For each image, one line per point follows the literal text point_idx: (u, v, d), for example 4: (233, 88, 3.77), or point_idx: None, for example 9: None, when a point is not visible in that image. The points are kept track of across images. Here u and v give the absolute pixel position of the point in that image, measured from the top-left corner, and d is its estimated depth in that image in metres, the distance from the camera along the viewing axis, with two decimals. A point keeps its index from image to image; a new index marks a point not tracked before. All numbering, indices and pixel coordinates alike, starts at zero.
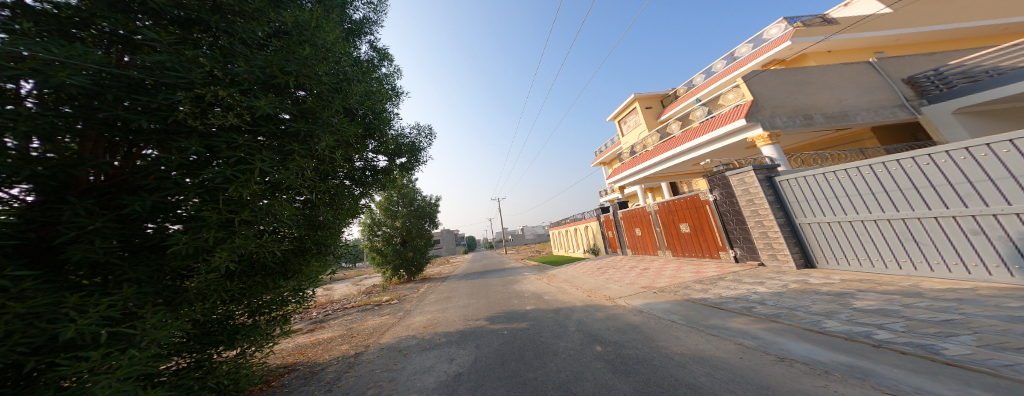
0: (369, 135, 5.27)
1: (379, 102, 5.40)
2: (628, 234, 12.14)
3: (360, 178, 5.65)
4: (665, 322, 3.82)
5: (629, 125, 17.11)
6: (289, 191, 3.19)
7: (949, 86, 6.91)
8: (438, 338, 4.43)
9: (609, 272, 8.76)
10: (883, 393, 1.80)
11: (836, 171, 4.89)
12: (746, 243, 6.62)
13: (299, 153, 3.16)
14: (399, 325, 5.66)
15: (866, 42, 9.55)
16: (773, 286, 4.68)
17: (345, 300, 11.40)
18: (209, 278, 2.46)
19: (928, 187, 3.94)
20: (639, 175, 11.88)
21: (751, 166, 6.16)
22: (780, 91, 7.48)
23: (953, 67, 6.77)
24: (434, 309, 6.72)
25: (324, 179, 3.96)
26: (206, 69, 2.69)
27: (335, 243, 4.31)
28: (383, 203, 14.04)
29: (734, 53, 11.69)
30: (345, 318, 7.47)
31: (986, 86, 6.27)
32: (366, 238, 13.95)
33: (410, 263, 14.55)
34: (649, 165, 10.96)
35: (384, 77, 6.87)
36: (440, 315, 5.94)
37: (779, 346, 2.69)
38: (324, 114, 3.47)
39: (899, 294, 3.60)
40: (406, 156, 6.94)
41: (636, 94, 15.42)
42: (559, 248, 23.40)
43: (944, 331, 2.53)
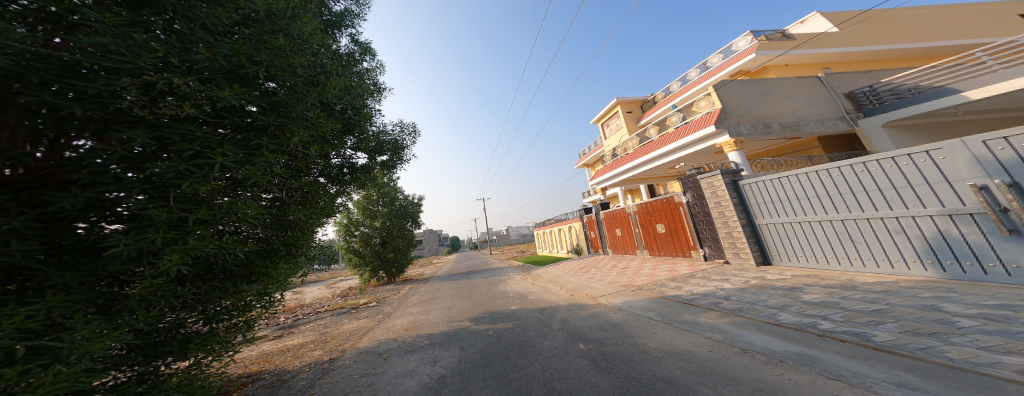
0: (348, 130, 5.05)
1: (360, 97, 5.20)
2: (609, 234, 12.55)
3: (337, 176, 5.40)
4: (643, 319, 4.01)
5: (611, 129, 17.69)
6: (255, 188, 2.99)
7: (881, 102, 7.84)
8: (420, 340, 4.34)
9: (589, 272, 9.01)
10: (828, 379, 2.02)
11: (789, 176, 5.38)
12: (714, 242, 7.09)
13: (269, 148, 2.97)
14: (379, 328, 5.48)
15: (817, 59, 10.54)
16: (736, 282, 5.06)
17: (317, 303, 10.84)
18: (156, 282, 2.18)
19: (862, 192, 4.45)
20: (620, 177, 12.31)
21: (717, 171, 6.61)
22: (745, 101, 8.07)
23: (885, 85, 7.70)
24: (414, 312, 6.56)
25: (297, 176, 3.75)
26: (160, 55, 2.45)
27: (308, 244, 4.10)
28: (361, 202, 13.49)
29: (707, 63, 12.48)
30: (318, 322, 7.11)
31: (909, 103, 7.18)
32: (341, 239, 13.34)
33: (389, 264, 14.09)
34: (628, 167, 11.40)
35: (366, 72, 6.62)
36: (422, 317, 5.81)
37: (742, 339, 2.92)
38: (298, 108, 3.30)
39: (839, 288, 4.04)
40: (388, 154, 6.74)
41: (617, 98, 15.99)
42: (542, 247, 23.70)
43: (875, 320, 2.88)
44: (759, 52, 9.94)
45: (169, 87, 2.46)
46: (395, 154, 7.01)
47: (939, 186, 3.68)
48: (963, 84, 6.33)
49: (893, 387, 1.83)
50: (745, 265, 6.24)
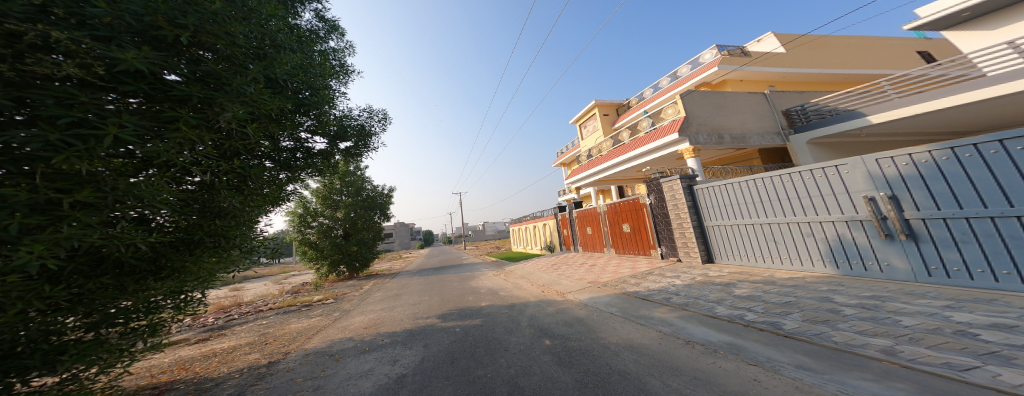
0: (300, 110, 4.67)
1: (320, 77, 4.89)
2: (579, 232, 13.00)
3: (288, 161, 5.00)
4: (606, 314, 4.21)
5: (588, 130, 18.26)
6: (169, 170, 2.70)
7: (807, 121, 8.95)
8: (380, 339, 4.21)
9: (556, 269, 9.28)
10: (749, 365, 2.30)
11: (732, 183, 5.96)
12: (670, 241, 7.62)
13: (187, 122, 2.68)
14: (333, 327, 5.21)
15: (767, 76, 11.67)
16: (686, 278, 5.49)
17: (262, 301, 10.04)
18: (8, 282, 1.77)
19: (786, 199, 5.04)
20: (593, 178, 12.76)
21: (676, 176, 7.10)
22: (703, 111, 8.70)
23: (813, 106, 8.83)
24: (375, 309, 6.34)
25: (232, 158, 3.39)
26: (37, 4, 2.15)
27: (245, 236, 3.70)
28: (322, 191, 12.64)
29: (675, 73, 13.30)
30: (258, 323, 6.57)
31: (828, 123, 8.29)
32: (295, 230, 12.41)
33: (352, 258, 13.40)
34: (602, 168, 11.82)
35: (331, 52, 6.22)
36: (385, 315, 5.64)
37: (686, 331, 3.20)
38: (235, 81, 3.00)
39: (761, 282, 4.58)
40: (352, 141, 6.38)
41: (596, 100, 16.53)
42: (518, 244, 23.90)
43: (789, 310, 3.30)
44: (720, 67, 10.77)
45: (45, 41, 2.13)
46: (362, 142, 6.65)
47: (842, 196, 4.28)
48: (869, 108, 7.39)
49: (797, 369, 2.12)
50: (694, 263, 6.81)
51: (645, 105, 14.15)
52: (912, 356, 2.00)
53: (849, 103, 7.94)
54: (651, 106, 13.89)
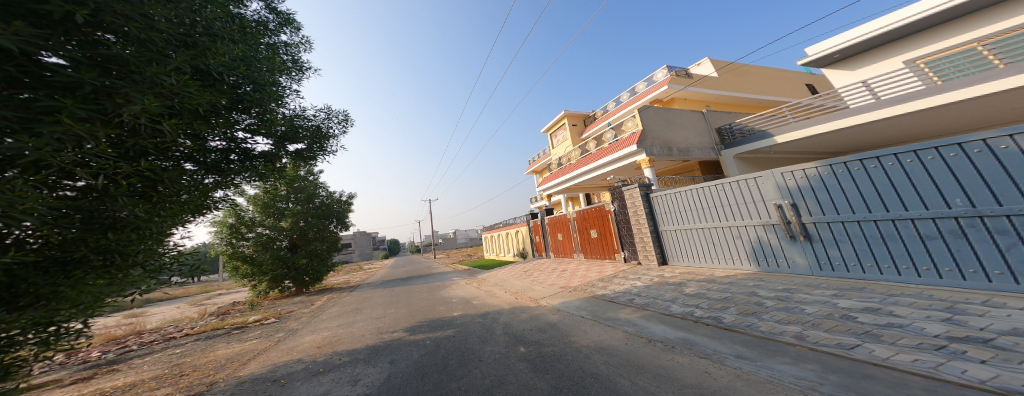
0: (234, 107, 4.23)
1: (265, 70, 4.55)
2: (550, 238, 13.22)
3: (221, 166, 4.49)
4: (576, 318, 4.33)
5: (558, 140, 18.82)
6: (39, 169, 2.17)
7: (733, 138, 10.17)
8: (338, 358, 3.93)
9: (524, 276, 9.34)
10: (700, 357, 2.55)
11: (676, 192, 6.75)
12: (631, 246, 8.07)
13: (74, 114, 2.25)
14: (276, 349, 4.77)
15: (707, 97, 12.97)
16: (645, 280, 5.83)
17: (175, 327, 8.63)
18: None
19: (719, 206, 5.94)
20: (563, 186, 13.14)
21: (635, 185, 7.58)
22: (655, 126, 9.39)
23: (737, 125, 10.14)
24: (329, 326, 5.91)
25: (135, 159, 2.82)
26: None
27: (151, 254, 3.05)
28: (263, 198, 11.48)
29: (633, 88, 14.29)
30: (168, 353, 5.65)
31: (749, 140, 9.56)
32: (223, 243, 10.79)
33: (298, 272, 12.29)
34: (570, 177, 12.26)
35: (282, 46, 5.83)
36: (343, 332, 5.28)
37: (648, 330, 3.40)
38: (149, 70, 2.58)
39: (704, 281, 5.03)
40: (305, 142, 6.00)
41: (565, 111, 17.22)
42: (490, 252, 23.75)
43: (734, 307, 3.71)
44: (671, 86, 11.79)
45: None
46: (319, 145, 6.31)
47: (762, 204, 5.25)
48: (777, 130, 8.88)
49: (740, 360, 2.43)
50: (651, 265, 7.29)
51: (608, 117, 15.03)
52: (817, 340, 2.58)
53: (761, 124, 9.56)
54: (613, 118, 14.78)
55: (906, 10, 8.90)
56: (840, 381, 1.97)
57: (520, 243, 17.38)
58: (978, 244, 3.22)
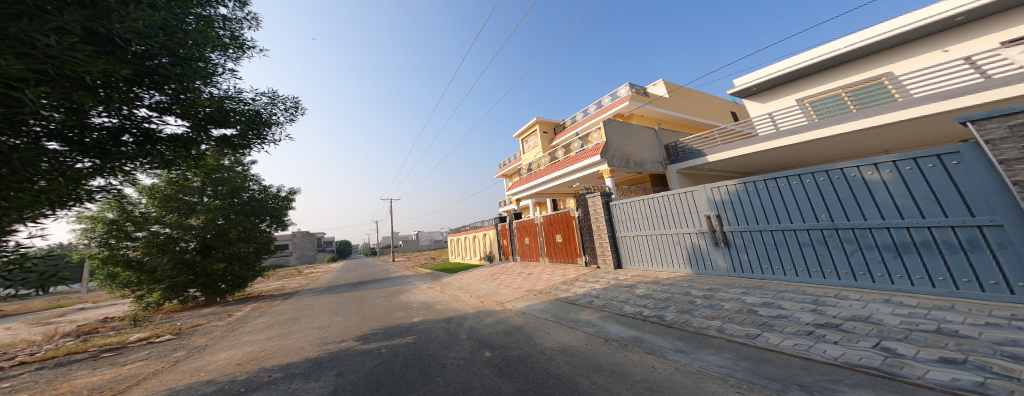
0: (138, 81, 3.46)
1: (192, 43, 3.96)
2: (518, 242, 13.31)
3: (106, 147, 3.50)
4: (541, 320, 4.43)
5: (529, 145, 19.15)
6: None
7: (677, 154, 11.12)
8: (267, 375, 3.60)
9: (487, 280, 9.25)
10: (648, 353, 2.78)
11: (627, 201, 7.36)
12: (592, 250, 8.45)
13: None
14: (180, 370, 4.17)
15: (660, 116, 14.12)
16: (603, 282, 6.13)
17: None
18: None
19: (661, 216, 6.57)
20: (531, 190, 13.35)
21: (597, 193, 7.98)
22: (616, 139, 9.98)
23: (681, 144, 11.12)
24: (262, 340, 5.27)
25: None
26: None
27: None
28: (164, 188, 9.17)
29: (600, 101, 15.06)
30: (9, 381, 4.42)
31: (689, 158, 10.55)
32: (96, 245, 8.44)
33: (210, 279, 10.16)
34: (540, 182, 12.52)
35: (220, 20, 5.18)
36: (275, 345, 4.84)
37: (604, 329, 3.59)
38: (18, 26, 2.28)
39: (649, 283, 5.45)
40: (239, 127, 5.14)
41: (537, 117, 17.63)
42: (456, 255, 23.31)
43: (674, 306, 4.13)
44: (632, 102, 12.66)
45: None
46: (254, 131, 5.46)
47: (695, 214, 5.93)
48: (710, 151, 10.01)
49: (678, 354, 2.74)
50: (608, 269, 7.70)
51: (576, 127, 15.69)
52: (731, 332, 3.18)
53: (699, 144, 10.76)
54: (581, 128, 15.44)
55: (806, 54, 10.72)
56: (750, 367, 2.46)
57: (487, 247, 17.29)
58: (835, 249, 4.22)
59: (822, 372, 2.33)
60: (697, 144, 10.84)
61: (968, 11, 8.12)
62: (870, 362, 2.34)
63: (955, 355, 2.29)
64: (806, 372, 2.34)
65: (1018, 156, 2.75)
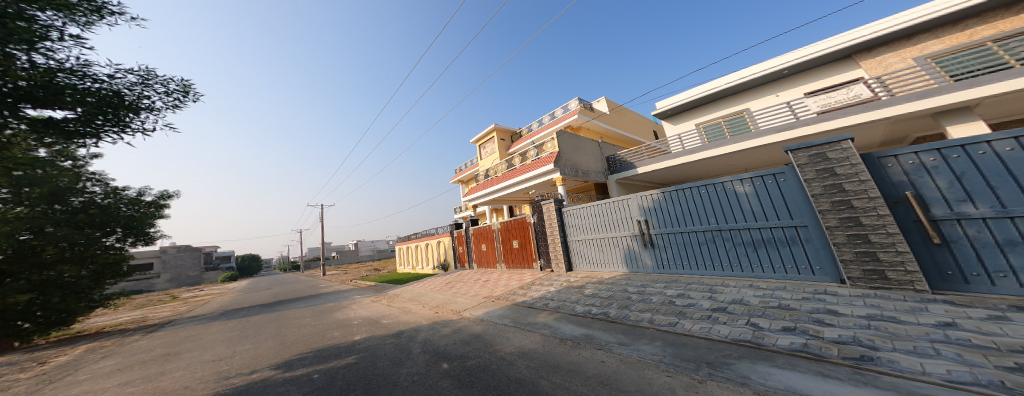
0: None
1: None
2: (474, 249, 13.04)
3: None
4: (500, 326, 4.43)
5: (486, 151, 19.23)
6: None
7: (614, 165, 12.33)
8: None
9: (438, 291, 8.82)
10: (598, 349, 3.00)
11: (572, 208, 7.96)
12: (546, 255, 8.77)
13: None
14: None
15: (603, 130, 15.54)
16: (556, 285, 6.41)
17: None
18: None
19: (601, 221, 7.23)
20: (487, 197, 13.30)
21: (551, 199, 8.39)
22: (567, 149, 10.65)
23: (618, 156, 12.34)
24: (124, 387, 4.07)
25: None
26: None
27: None
28: None
29: (553, 113, 16.00)
30: None
31: (625, 170, 11.80)
32: None
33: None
34: (496, 189, 12.57)
35: None
36: (146, 390, 3.84)
37: (559, 330, 3.78)
38: None
39: (596, 282, 5.91)
40: (76, 108, 4.00)
41: (494, 124, 17.88)
42: (404, 265, 21.84)
43: (616, 302, 4.54)
44: None
45: None
46: (108, 115, 4.35)
47: (628, 220, 6.69)
48: (640, 163, 11.33)
49: (622, 347, 3.02)
50: (559, 271, 8.06)
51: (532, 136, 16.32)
52: (658, 322, 3.64)
53: (631, 157, 12.14)
54: (537, 138, 16.11)
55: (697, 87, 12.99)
56: (674, 352, 2.85)
57: (440, 255, 16.60)
58: (721, 247, 5.36)
59: (720, 348, 2.88)
60: (630, 157, 12.19)
61: (791, 66, 10.95)
62: (745, 337, 3.04)
63: (790, 324, 3.22)
64: (711, 350, 2.84)
65: (813, 177, 4.29)
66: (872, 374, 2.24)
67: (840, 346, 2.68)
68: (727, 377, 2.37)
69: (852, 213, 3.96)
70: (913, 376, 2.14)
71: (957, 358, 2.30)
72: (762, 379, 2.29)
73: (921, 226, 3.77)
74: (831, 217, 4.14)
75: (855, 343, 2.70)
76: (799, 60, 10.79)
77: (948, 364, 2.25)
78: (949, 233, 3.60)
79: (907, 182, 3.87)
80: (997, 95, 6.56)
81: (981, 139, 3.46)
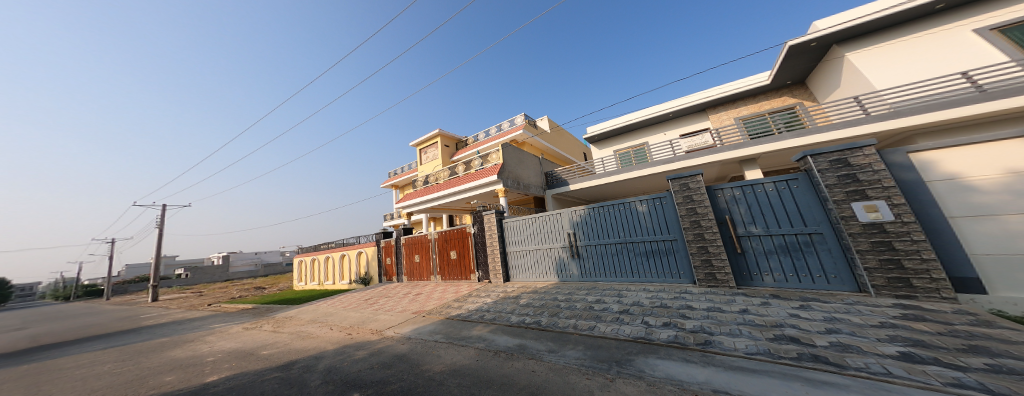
0: None
1: None
2: (403, 260, 11.93)
3: None
4: (430, 343, 4.10)
5: (426, 156, 18.24)
6: None
7: (552, 180, 13.21)
8: None
9: (353, 309, 7.67)
10: (530, 358, 3.07)
11: (509, 219, 8.17)
12: (485, 266, 8.61)
13: None
14: None
15: (544, 148, 16.58)
16: (493, 296, 6.33)
17: None
18: None
19: (536, 233, 7.57)
20: (425, 204, 12.45)
21: (492, 210, 8.42)
22: (510, 162, 10.90)
23: (555, 173, 13.29)
24: None
25: None
26: None
27: None
28: None
29: (499, 126, 16.51)
30: None
31: (559, 185, 12.74)
32: None
33: None
34: (435, 196, 11.92)
35: None
36: None
37: (494, 342, 3.72)
38: None
39: (530, 292, 6.09)
40: None
41: (439, 129, 17.36)
42: (306, 281, 18.34)
43: (548, 310, 4.75)
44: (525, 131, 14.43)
45: None
46: None
47: (559, 232, 7.18)
48: (571, 181, 12.43)
49: (551, 354, 3.15)
50: (497, 282, 8.00)
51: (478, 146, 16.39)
52: (581, 327, 3.94)
53: (566, 174, 13.21)
54: (483, 148, 16.26)
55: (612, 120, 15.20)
56: (593, 354, 3.11)
57: (358, 268, 14.56)
58: (625, 257, 6.25)
59: (622, 346, 3.31)
60: (565, 174, 13.24)
61: (673, 111, 13.74)
62: (640, 334, 3.56)
63: (667, 319, 3.94)
64: (618, 349, 3.22)
65: (680, 201, 5.48)
66: (711, 354, 2.94)
67: (694, 334, 3.42)
68: (630, 373, 2.69)
69: (700, 230, 5.23)
70: (731, 353, 2.90)
71: (750, 334, 3.27)
72: (652, 371, 2.69)
73: (732, 240, 5.22)
74: (689, 233, 5.36)
75: (702, 330, 3.49)
76: (677, 107, 13.62)
77: (745, 340, 3.14)
78: (745, 245, 5.13)
79: (726, 208, 5.30)
80: (784, 150, 9.56)
81: (759, 180, 5.09)
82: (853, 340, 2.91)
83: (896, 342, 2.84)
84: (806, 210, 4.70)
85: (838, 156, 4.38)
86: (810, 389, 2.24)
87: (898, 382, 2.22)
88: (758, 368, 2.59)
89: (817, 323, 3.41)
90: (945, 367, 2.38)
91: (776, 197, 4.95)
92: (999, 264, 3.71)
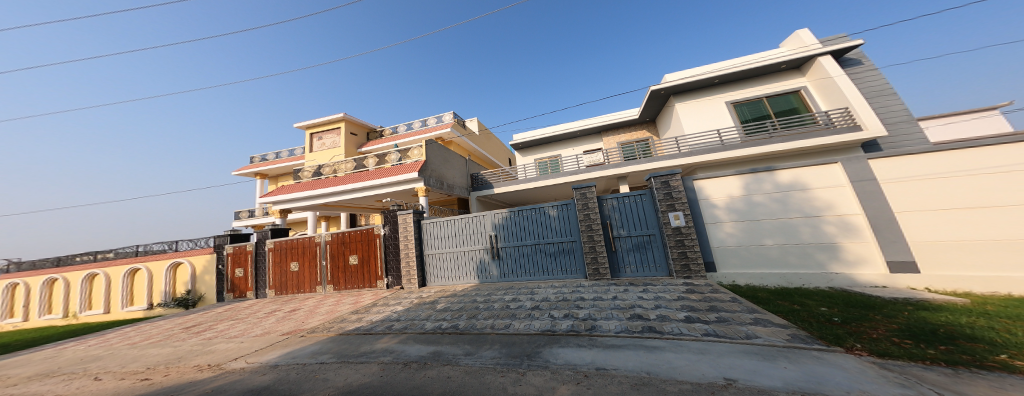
0: None
1: None
2: (270, 270, 9.64)
3: None
4: (312, 366, 3.46)
5: (323, 143, 15.44)
6: None
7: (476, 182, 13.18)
8: None
9: (163, 344, 5.64)
10: (446, 365, 2.94)
11: (429, 221, 7.75)
12: (397, 271, 7.86)
13: None
14: None
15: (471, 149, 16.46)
16: (405, 303, 5.85)
17: None
18: None
19: (458, 235, 7.38)
20: (320, 200, 10.47)
21: (410, 210, 7.79)
22: (434, 161, 10.37)
23: (480, 176, 13.31)
24: None
25: None
26: None
27: None
28: None
29: (423, 120, 15.56)
30: None
31: (482, 187, 12.81)
32: None
33: None
34: (336, 191, 10.21)
35: None
36: None
37: (403, 353, 3.43)
38: None
39: (448, 296, 5.90)
40: None
41: (345, 114, 15.05)
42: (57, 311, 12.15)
43: (466, 313, 4.69)
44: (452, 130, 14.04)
45: None
46: None
47: (480, 235, 7.19)
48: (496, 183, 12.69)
49: (466, 358, 3.11)
50: (411, 288, 7.44)
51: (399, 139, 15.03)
52: (498, 326, 4.03)
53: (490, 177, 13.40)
54: (404, 141, 15.01)
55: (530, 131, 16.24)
56: (507, 352, 3.22)
57: (176, 285, 10.63)
58: (537, 257, 6.74)
59: (524, 340, 3.55)
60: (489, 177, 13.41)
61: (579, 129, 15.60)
62: (547, 327, 3.89)
63: (567, 311, 4.44)
64: (520, 343, 3.45)
65: (580, 208, 6.35)
66: (592, 336, 3.48)
67: (584, 321, 3.96)
68: (539, 364, 2.90)
69: (591, 232, 6.19)
70: (605, 333, 3.49)
71: (616, 316, 4.03)
72: (555, 359, 2.98)
73: (610, 240, 6.30)
74: (585, 235, 6.26)
75: (587, 317, 4.09)
76: (582, 126, 15.55)
77: (615, 321, 3.84)
78: (618, 245, 6.25)
79: (606, 214, 6.34)
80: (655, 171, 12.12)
81: (627, 193, 6.33)
82: (666, 311, 4.05)
83: (688, 309, 4.12)
84: (648, 218, 6.10)
85: (666, 179, 5.98)
86: (647, 353, 2.91)
87: (686, 338, 3.16)
88: (618, 344, 3.20)
89: (651, 301, 4.57)
90: (701, 322, 3.58)
91: (637, 206, 6.22)
92: (721, 252, 5.79)
